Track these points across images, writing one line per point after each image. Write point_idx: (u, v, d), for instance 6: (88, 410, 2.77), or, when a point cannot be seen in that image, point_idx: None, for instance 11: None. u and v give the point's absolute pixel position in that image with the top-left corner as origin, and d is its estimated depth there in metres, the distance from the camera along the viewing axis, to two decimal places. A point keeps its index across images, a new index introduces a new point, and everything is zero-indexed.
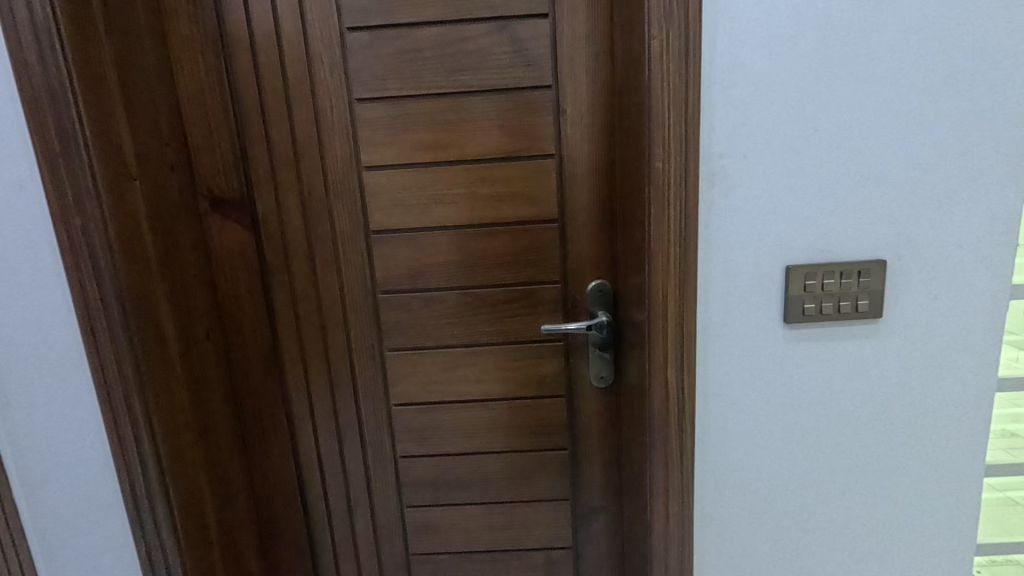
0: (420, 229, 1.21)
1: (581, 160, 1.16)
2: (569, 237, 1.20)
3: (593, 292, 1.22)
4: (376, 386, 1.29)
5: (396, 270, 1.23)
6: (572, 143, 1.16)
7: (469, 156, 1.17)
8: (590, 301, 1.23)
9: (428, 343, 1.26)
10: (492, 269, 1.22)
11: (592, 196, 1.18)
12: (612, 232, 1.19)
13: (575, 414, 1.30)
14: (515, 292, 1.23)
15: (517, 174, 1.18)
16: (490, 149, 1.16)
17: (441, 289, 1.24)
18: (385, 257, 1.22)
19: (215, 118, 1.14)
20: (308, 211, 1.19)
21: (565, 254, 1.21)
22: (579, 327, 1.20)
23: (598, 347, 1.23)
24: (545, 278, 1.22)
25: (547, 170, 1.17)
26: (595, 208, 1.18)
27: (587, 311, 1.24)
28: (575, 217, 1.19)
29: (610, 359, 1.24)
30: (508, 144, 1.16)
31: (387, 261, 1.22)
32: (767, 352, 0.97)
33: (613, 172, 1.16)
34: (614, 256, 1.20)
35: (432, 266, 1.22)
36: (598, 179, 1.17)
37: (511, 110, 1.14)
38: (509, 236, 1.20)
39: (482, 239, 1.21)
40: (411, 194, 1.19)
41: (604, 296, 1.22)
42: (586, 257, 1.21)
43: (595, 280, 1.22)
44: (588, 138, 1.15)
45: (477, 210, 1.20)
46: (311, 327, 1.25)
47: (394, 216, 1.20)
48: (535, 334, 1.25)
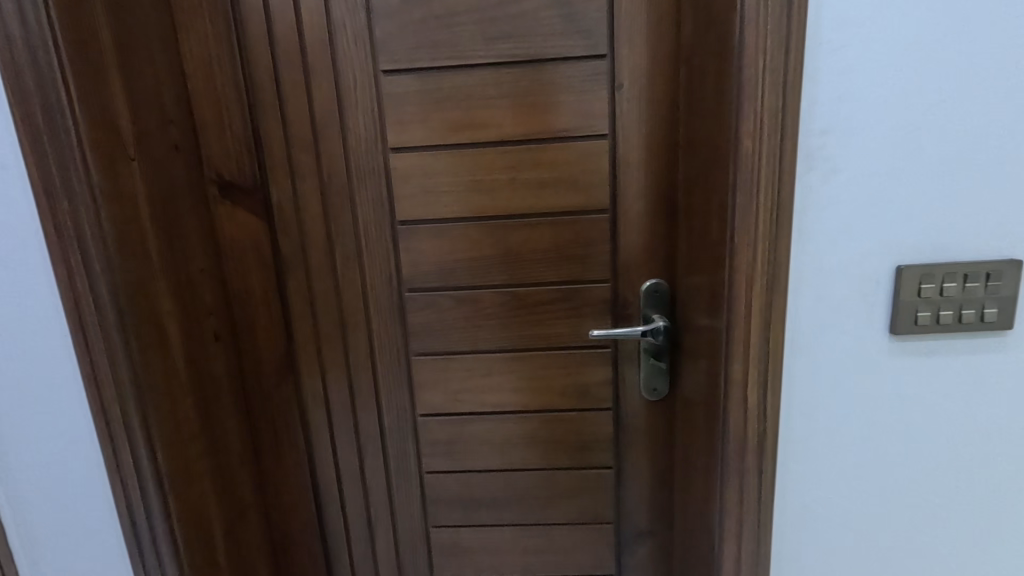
0: (452, 220, 1.07)
1: (638, 142, 1.01)
2: (622, 231, 1.05)
3: (647, 294, 1.07)
4: (401, 393, 1.16)
5: (424, 266, 1.09)
6: (628, 122, 1.01)
7: (509, 137, 1.03)
8: (644, 304, 1.08)
9: (459, 347, 1.13)
10: (533, 266, 1.08)
11: (650, 184, 1.03)
12: (671, 225, 1.04)
13: (622, 429, 1.16)
14: (559, 291, 1.09)
15: (563, 157, 1.03)
16: (533, 129, 1.02)
17: (474, 288, 1.10)
18: (412, 250, 1.08)
19: (225, 92, 1.01)
20: (328, 198, 1.06)
21: (616, 249, 1.07)
22: (632, 333, 1.05)
23: (651, 356, 1.08)
24: (592, 276, 1.08)
25: (598, 153, 1.03)
26: (653, 197, 1.04)
27: (639, 313, 1.09)
28: (628, 207, 1.04)
29: (665, 369, 1.09)
30: (555, 124, 1.02)
31: (414, 256, 1.09)
32: (867, 367, 0.82)
33: (674, 156, 1.01)
34: (672, 252, 1.06)
35: (465, 262, 1.09)
36: (657, 165, 1.02)
37: (558, 83, 1.00)
38: (554, 228, 1.06)
39: (521, 232, 1.07)
40: (443, 181, 1.05)
41: (659, 297, 1.07)
42: (640, 253, 1.06)
43: (650, 279, 1.07)
44: (647, 117, 1.00)
45: (516, 199, 1.05)
46: (330, 328, 1.13)
47: (422, 206, 1.06)
48: (579, 339, 1.11)
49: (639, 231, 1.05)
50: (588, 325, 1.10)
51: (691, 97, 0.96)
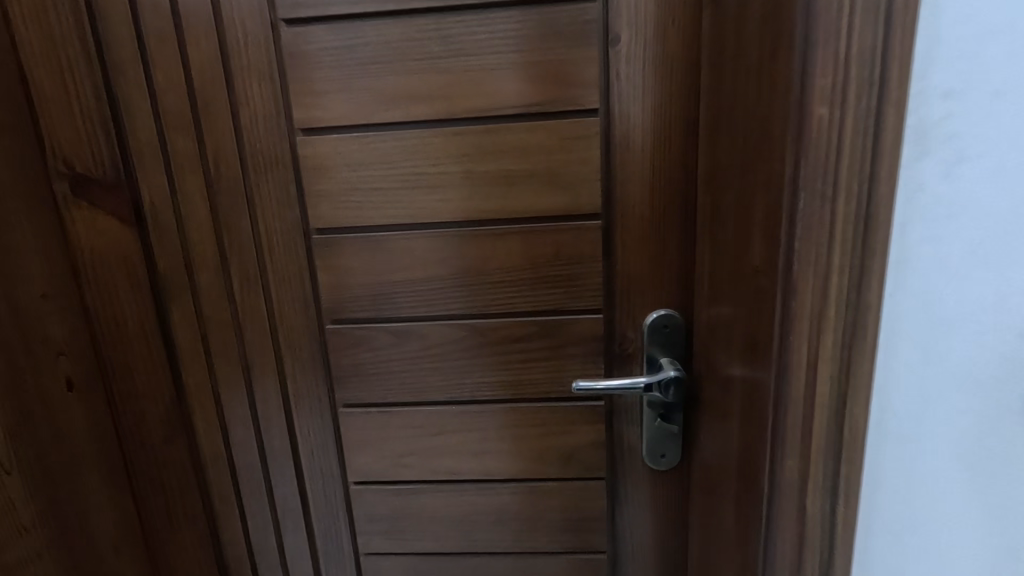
0: (387, 228, 0.79)
1: (642, 122, 0.72)
2: (618, 244, 0.77)
3: (654, 331, 0.78)
4: (328, 454, 0.88)
5: (352, 290, 0.81)
6: (628, 93, 0.72)
7: (462, 114, 0.74)
8: (649, 345, 0.79)
9: (401, 397, 0.85)
10: (498, 291, 0.80)
11: (657, 179, 0.74)
12: (687, 237, 0.75)
13: (619, 506, 0.87)
14: (533, 325, 0.80)
15: (537, 143, 0.74)
16: (494, 103, 0.73)
17: (419, 320, 0.82)
18: (334, 269, 0.80)
19: (69, 51, 0.73)
20: (217, 198, 0.78)
21: (610, 268, 0.78)
22: (633, 386, 0.76)
23: (659, 415, 0.79)
24: (578, 305, 0.79)
25: (585, 137, 0.74)
26: (662, 197, 0.75)
27: (642, 356, 0.80)
28: (628, 212, 0.76)
29: (677, 433, 0.80)
30: (525, 95, 0.73)
31: (338, 277, 0.81)
32: (1002, 469, 0.52)
33: (692, 141, 0.72)
34: (688, 273, 0.77)
35: (406, 285, 0.80)
36: (667, 153, 0.73)
37: (528, 37, 0.71)
38: (525, 240, 0.78)
39: (481, 245, 0.78)
40: (373, 174, 0.77)
41: (670, 335, 0.78)
42: (643, 274, 0.77)
43: (657, 311, 0.78)
44: (654, 85, 0.71)
45: (473, 199, 0.77)
46: (230, 370, 0.85)
47: (346, 210, 0.78)
48: (560, 388, 0.83)
49: (642, 245, 0.76)
50: (573, 370, 0.82)
51: (718, 54, 0.67)
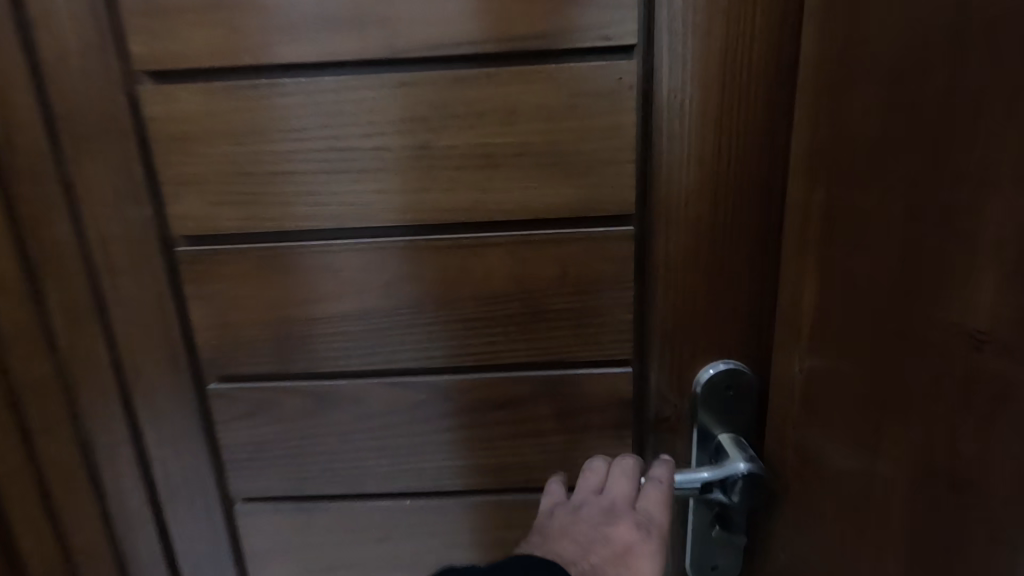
0: (297, 236, 0.50)
1: (703, 69, 0.45)
2: (659, 265, 0.50)
3: (711, 398, 0.52)
4: (221, 567, 0.60)
5: (247, 333, 0.53)
6: (682, 22, 0.44)
7: (411, 53, 0.45)
8: (705, 418, 0.52)
9: (328, 487, 0.57)
10: (474, 335, 0.52)
11: (724, 164, 0.47)
12: (765, 255, 0.49)
13: None
14: (527, 385, 0.53)
15: (535, 102, 0.46)
16: (463, 35, 0.45)
17: (353, 376, 0.54)
18: (216, 298, 0.52)
19: None
20: (13, 187, 0.48)
21: (645, 301, 0.51)
22: (683, 487, 0.49)
23: (717, 524, 0.52)
24: (594, 354, 0.52)
25: (611, 95, 0.46)
26: (730, 193, 0.48)
27: (687, 428, 0.54)
28: (675, 213, 0.48)
29: (740, 548, 0.53)
30: (515, 22, 0.45)
31: (223, 313, 0.52)
32: None
33: (781, 103, 0.45)
34: (764, 306, 0.50)
35: (329, 324, 0.52)
36: (742, 123, 0.46)
37: None
38: (515, 257, 0.50)
39: (445, 263, 0.50)
40: (269, 151, 0.48)
41: (732, 397, 0.52)
42: (695, 310, 0.51)
43: (714, 365, 0.52)
44: (724, 7, 0.44)
45: (431, 191, 0.48)
46: (60, 452, 0.55)
47: (228, 209, 0.49)
48: (565, 473, 0.56)
49: (695, 267, 0.50)
50: (586, 449, 0.55)
51: None
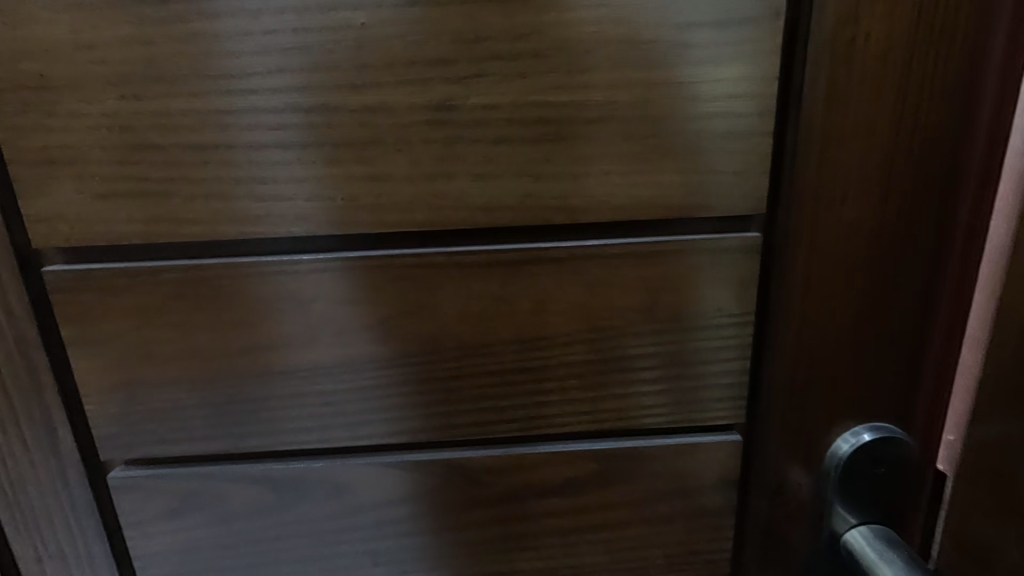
0: (243, 248, 0.32)
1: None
2: (792, 291, 0.34)
3: (851, 479, 0.37)
4: None
5: (166, 397, 0.34)
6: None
7: None
8: (839, 504, 0.37)
9: None
10: (515, 395, 0.35)
11: (903, 144, 0.31)
12: (941, 279, 0.34)
13: None
14: (588, 462, 0.37)
15: (624, 37, 0.29)
16: None
17: (335, 453, 0.37)
18: (114, 346, 0.33)
19: None
20: None
21: (764, 344, 0.35)
22: None
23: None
24: (688, 417, 0.36)
25: (744, 27, 0.29)
26: (906, 186, 0.32)
27: (810, 516, 0.38)
28: (822, 217, 0.32)
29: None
30: None
31: (126, 369, 0.33)
32: None
33: (996, 48, 0.30)
34: (933, 349, 0.35)
35: (295, 381, 0.35)
36: (937, 77, 0.30)
37: None
38: (582, 281, 0.33)
39: (473, 289, 0.33)
40: (189, 112, 0.29)
41: (878, 474, 0.37)
42: (838, 356, 0.35)
43: (856, 432, 0.37)
44: None
45: (453, 179, 0.31)
46: None
47: (126, 206, 0.30)
48: (638, 575, 0.40)
49: (843, 294, 0.34)
50: (669, 544, 0.39)
51: None
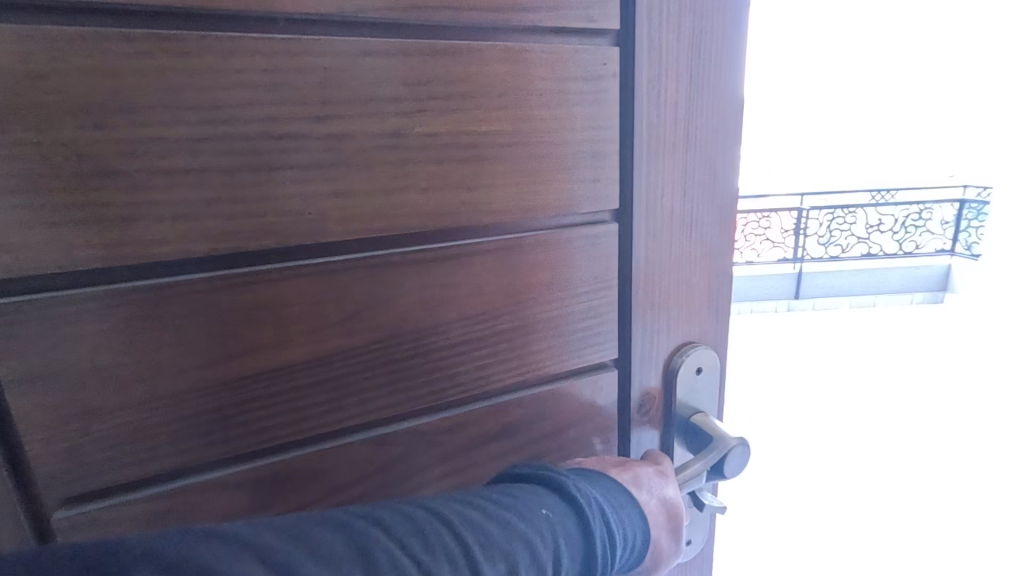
0: (211, 264, 0.35)
1: (673, 63, 0.45)
2: (641, 257, 0.48)
3: (686, 384, 0.53)
4: None
5: (127, 418, 0.34)
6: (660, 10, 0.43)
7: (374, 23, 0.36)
8: (682, 404, 0.53)
9: None
10: (458, 360, 0.44)
11: (693, 158, 0.48)
12: (723, 244, 0.52)
13: None
14: (519, 408, 0.47)
15: (524, 85, 0.40)
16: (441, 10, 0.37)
17: (305, 443, 0.40)
18: (67, 375, 0.32)
19: None
20: None
21: (626, 302, 0.49)
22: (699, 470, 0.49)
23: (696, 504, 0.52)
24: (582, 359, 0.49)
25: (597, 83, 0.43)
26: (698, 181, 0.48)
27: (666, 418, 0.53)
28: (654, 210, 0.47)
29: (710, 520, 0.55)
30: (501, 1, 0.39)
31: (81, 396, 0.33)
32: None
33: (738, 96, 0.48)
34: (724, 290, 0.53)
35: (267, 380, 0.38)
36: (707, 115, 0.47)
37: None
38: (505, 265, 0.43)
39: (422, 279, 0.41)
40: (158, 139, 0.31)
41: (701, 379, 0.54)
42: (670, 299, 0.51)
43: (684, 351, 0.53)
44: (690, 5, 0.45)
45: (404, 193, 0.38)
46: None
47: (84, 231, 0.31)
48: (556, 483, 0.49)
49: (670, 257, 0.49)
50: (579, 461, 0.51)
51: None
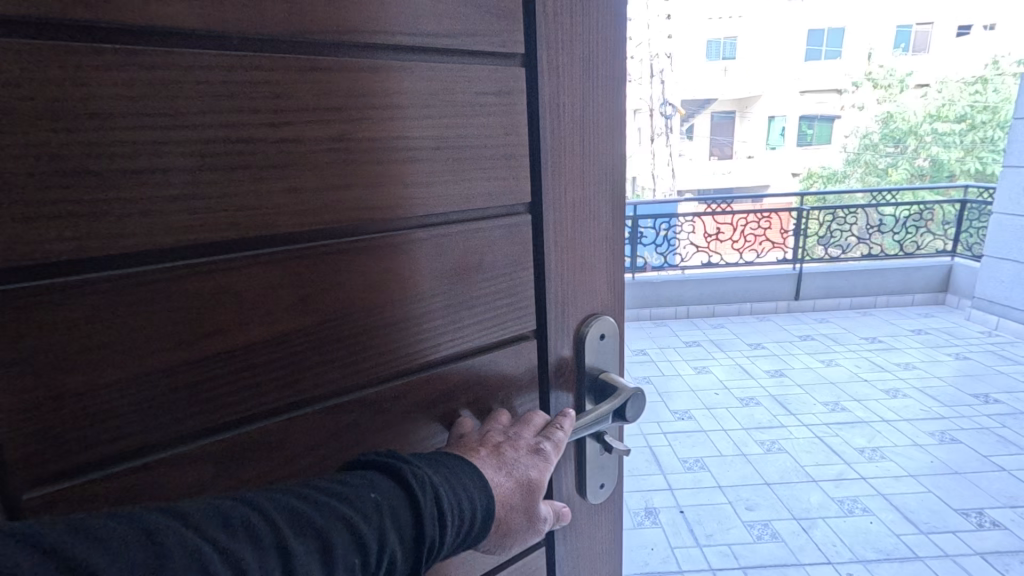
0: (177, 254, 0.38)
1: (568, 81, 0.54)
2: (551, 242, 0.57)
3: (593, 349, 0.63)
4: None
5: (97, 404, 0.36)
6: (557, 38, 0.52)
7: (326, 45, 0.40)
8: (590, 366, 0.63)
9: None
10: (402, 337, 0.49)
11: (589, 159, 0.57)
12: (614, 230, 0.62)
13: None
14: (456, 377, 0.54)
15: (447, 96, 0.47)
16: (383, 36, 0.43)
17: (266, 419, 0.44)
18: (37, 363, 0.34)
19: None
20: None
21: (541, 282, 0.58)
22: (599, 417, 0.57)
23: (608, 448, 0.61)
24: (508, 331, 0.57)
25: (510, 97, 0.51)
26: (590, 178, 0.58)
27: (578, 379, 0.63)
28: (560, 201, 0.56)
29: (615, 464, 0.65)
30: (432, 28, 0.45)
31: (50, 385, 0.34)
32: None
33: (620, 109, 0.59)
34: (618, 270, 0.64)
35: (230, 362, 0.41)
36: (597, 124, 0.57)
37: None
38: (439, 251, 0.50)
39: (368, 264, 0.46)
40: (126, 143, 0.34)
41: (605, 345, 0.64)
42: (574, 277, 0.60)
43: (589, 321, 0.62)
44: (580, 35, 0.54)
45: (349, 190, 0.43)
46: None
47: (55, 227, 0.33)
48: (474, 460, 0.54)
49: (573, 241, 0.58)
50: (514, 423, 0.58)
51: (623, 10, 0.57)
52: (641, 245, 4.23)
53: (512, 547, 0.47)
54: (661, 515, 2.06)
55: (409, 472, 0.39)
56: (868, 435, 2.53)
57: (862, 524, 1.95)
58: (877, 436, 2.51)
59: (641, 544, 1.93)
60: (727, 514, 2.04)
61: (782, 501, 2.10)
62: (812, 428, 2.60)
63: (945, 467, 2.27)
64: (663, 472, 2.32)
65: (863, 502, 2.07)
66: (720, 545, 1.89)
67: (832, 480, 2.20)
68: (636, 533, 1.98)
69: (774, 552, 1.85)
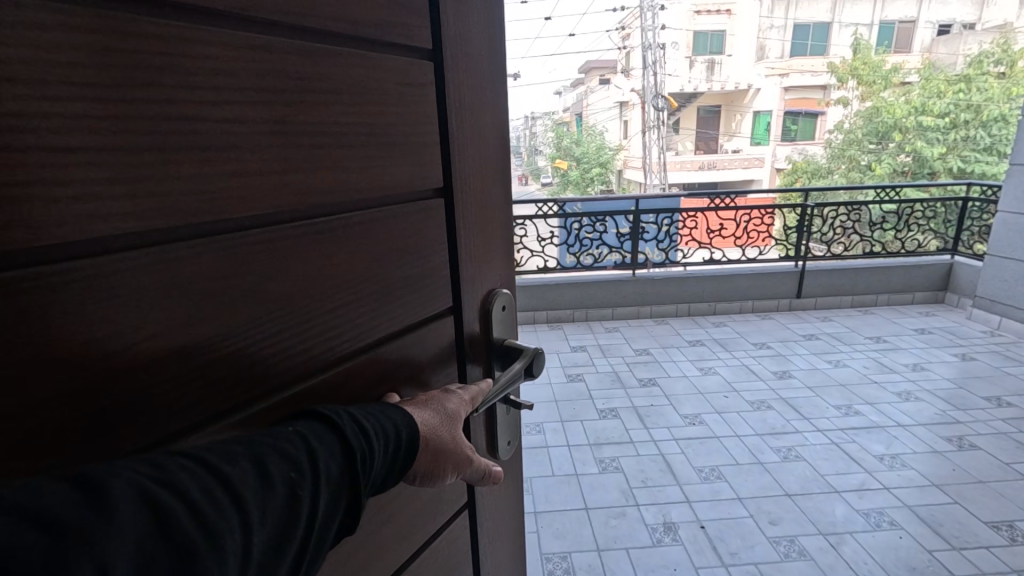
0: (131, 239, 0.35)
1: (467, 76, 0.59)
2: (461, 222, 0.62)
3: (498, 321, 0.70)
4: None
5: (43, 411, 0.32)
6: (457, 42, 0.57)
7: (266, 28, 0.40)
8: (496, 337, 0.70)
9: None
10: (344, 318, 0.50)
11: (486, 145, 0.64)
12: (506, 207, 0.69)
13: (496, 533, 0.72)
14: (390, 352, 0.56)
15: (373, 85, 0.49)
16: (317, 21, 0.43)
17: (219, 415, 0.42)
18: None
19: None
20: None
21: (456, 258, 0.62)
22: (511, 375, 0.65)
23: (516, 404, 0.67)
24: (431, 307, 0.61)
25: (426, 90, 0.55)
26: (488, 167, 0.64)
27: (485, 350, 0.69)
28: (466, 184, 0.61)
29: (516, 421, 0.73)
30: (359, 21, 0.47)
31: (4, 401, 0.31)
32: None
33: (503, 102, 0.66)
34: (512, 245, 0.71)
35: (185, 352, 0.39)
36: (488, 113, 0.63)
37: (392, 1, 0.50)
38: (376, 232, 0.52)
39: (320, 247, 0.47)
40: (61, 113, 0.31)
41: (506, 317, 0.72)
42: (480, 254, 0.66)
43: (494, 294, 0.69)
44: (476, 35, 0.60)
45: (296, 171, 0.44)
46: None
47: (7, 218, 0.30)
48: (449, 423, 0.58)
49: (478, 220, 0.64)
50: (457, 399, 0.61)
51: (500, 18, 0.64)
52: (642, 241, 4.20)
53: (449, 475, 0.53)
54: (681, 531, 2.04)
55: (320, 408, 0.44)
56: (884, 442, 2.53)
57: (892, 538, 1.95)
58: (895, 442, 2.52)
59: (664, 563, 1.89)
60: (752, 530, 2.02)
61: (806, 515, 2.09)
62: (827, 434, 2.60)
63: (965, 476, 2.27)
64: (678, 483, 2.31)
65: (890, 515, 2.07)
66: (746, 564, 1.87)
67: (854, 492, 2.20)
68: (657, 551, 1.95)
69: (804, 570, 1.83)
